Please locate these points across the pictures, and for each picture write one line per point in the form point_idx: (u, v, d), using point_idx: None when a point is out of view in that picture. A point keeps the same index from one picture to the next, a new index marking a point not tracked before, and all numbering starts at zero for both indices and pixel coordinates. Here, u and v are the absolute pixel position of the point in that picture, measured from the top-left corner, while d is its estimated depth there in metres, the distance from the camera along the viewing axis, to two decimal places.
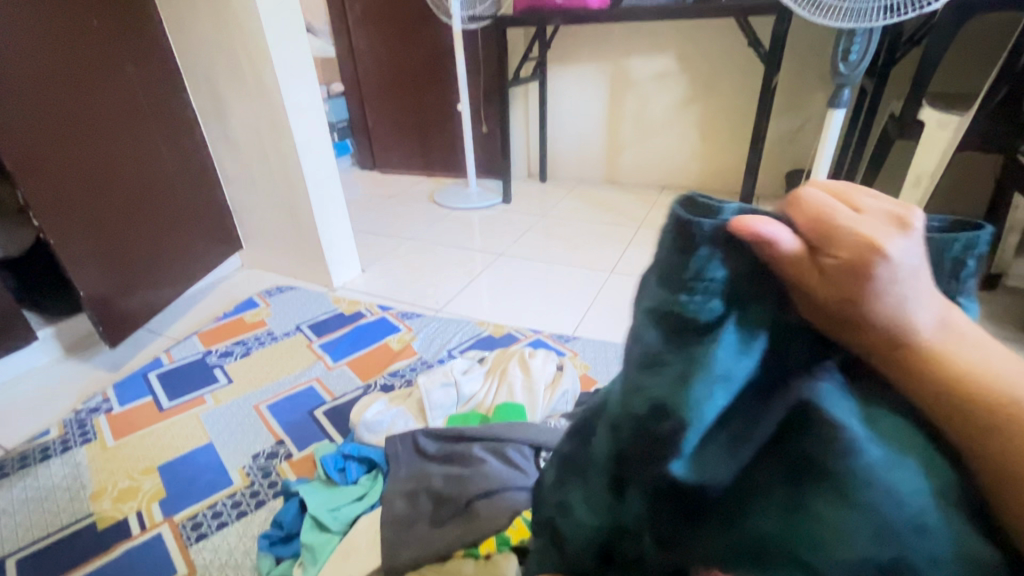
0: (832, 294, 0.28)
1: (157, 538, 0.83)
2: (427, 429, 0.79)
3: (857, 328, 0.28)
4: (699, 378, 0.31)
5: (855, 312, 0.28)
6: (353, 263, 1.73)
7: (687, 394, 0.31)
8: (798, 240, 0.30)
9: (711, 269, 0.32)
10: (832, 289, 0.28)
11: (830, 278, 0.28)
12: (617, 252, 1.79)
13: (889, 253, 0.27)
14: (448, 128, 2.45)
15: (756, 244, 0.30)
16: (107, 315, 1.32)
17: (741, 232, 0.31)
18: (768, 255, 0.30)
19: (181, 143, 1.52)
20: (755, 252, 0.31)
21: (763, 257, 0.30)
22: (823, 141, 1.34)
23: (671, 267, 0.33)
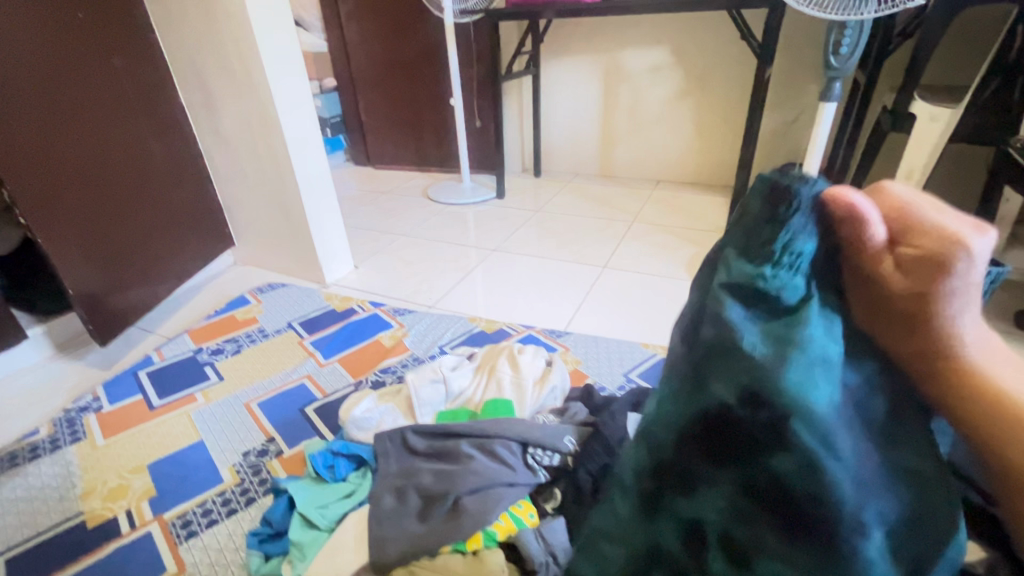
0: (911, 286, 0.29)
1: (147, 536, 0.83)
2: (415, 426, 0.79)
3: (922, 329, 0.30)
4: (801, 359, 0.29)
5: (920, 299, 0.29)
6: (346, 259, 1.73)
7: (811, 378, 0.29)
8: (883, 229, 0.30)
9: (798, 242, 0.31)
10: (915, 284, 0.29)
11: (907, 274, 0.29)
12: (611, 246, 1.79)
13: (975, 251, 0.28)
14: (442, 123, 2.44)
15: (845, 221, 0.31)
16: (97, 313, 1.32)
17: (840, 209, 0.31)
18: (855, 238, 0.31)
19: (169, 140, 1.51)
20: (840, 231, 0.31)
21: (850, 237, 0.31)
22: (815, 135, 1.34)
23: (757, 233, 0.32)
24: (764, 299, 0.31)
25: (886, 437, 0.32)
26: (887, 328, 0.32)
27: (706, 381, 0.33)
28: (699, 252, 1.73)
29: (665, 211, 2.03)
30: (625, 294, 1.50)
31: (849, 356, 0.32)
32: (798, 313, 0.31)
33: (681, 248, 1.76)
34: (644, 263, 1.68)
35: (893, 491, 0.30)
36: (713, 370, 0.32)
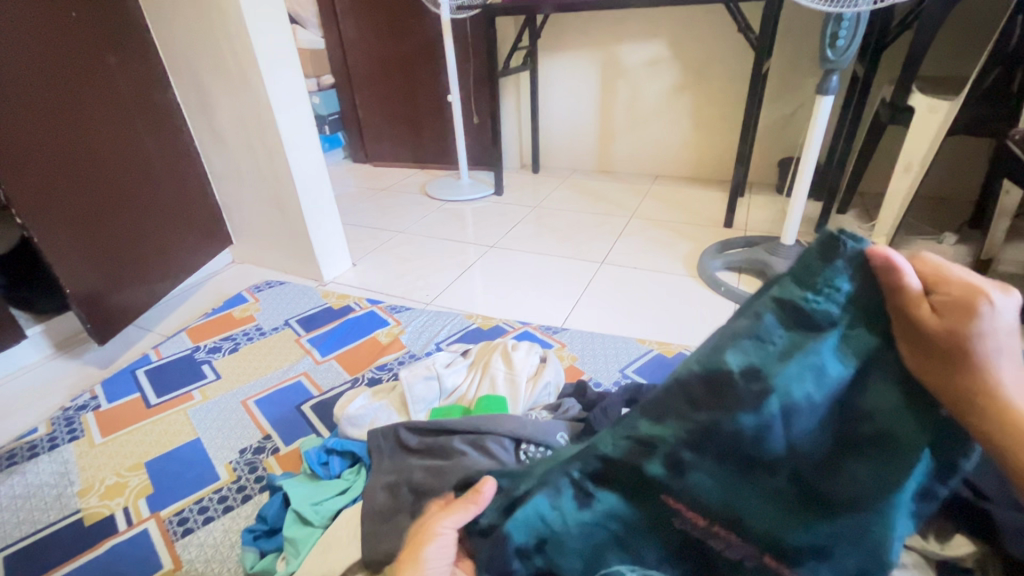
0: (944, 326, 0.33)
1: (143, 533, 0.84)
2: (408, 422, 0.79)
3: (961, 367, 0.33)
4: (800, 358, 0.35)
5: (959, 344, 0.33)
6: (344, 256, 1.73)
7: (802, 379, 0.34)
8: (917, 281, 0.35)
9: (841, 281, 0.35)
10: (949, 323, 0.33)
11: (945, 318, 0.33)
12: (609, 242, 1.79)
13: (992, 299, 0.33)
14: (440, 119, 2.43)
15: (886, 271, 0.35)
16: (95, 312, 1.32)
17: (882, 264, 0.35)
18: (896, 286, 0.35)
19: (165, 138, 1.51)
20: (881, 281, 0.35)
21: (891, 290, 0.35)
22: (812, 128, 1.33)
23: (808, 266, 0.36)
24: (782, 318, 0.36)
25: (852, 448, 0.36)
26: (920, 362, 0.34)
27: (722, 349, 0.37)
28: (696, 247, 1.72)
29: (663, 206, 2.03)
30: (623, 290, 1.49)
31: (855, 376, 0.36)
32: (820, 330, 0.35)
33: (678, 243, 1.76)
34: (642, 258, 1.67)
35: (832, 478, 0.36)
36: (728, 342, 0.37)
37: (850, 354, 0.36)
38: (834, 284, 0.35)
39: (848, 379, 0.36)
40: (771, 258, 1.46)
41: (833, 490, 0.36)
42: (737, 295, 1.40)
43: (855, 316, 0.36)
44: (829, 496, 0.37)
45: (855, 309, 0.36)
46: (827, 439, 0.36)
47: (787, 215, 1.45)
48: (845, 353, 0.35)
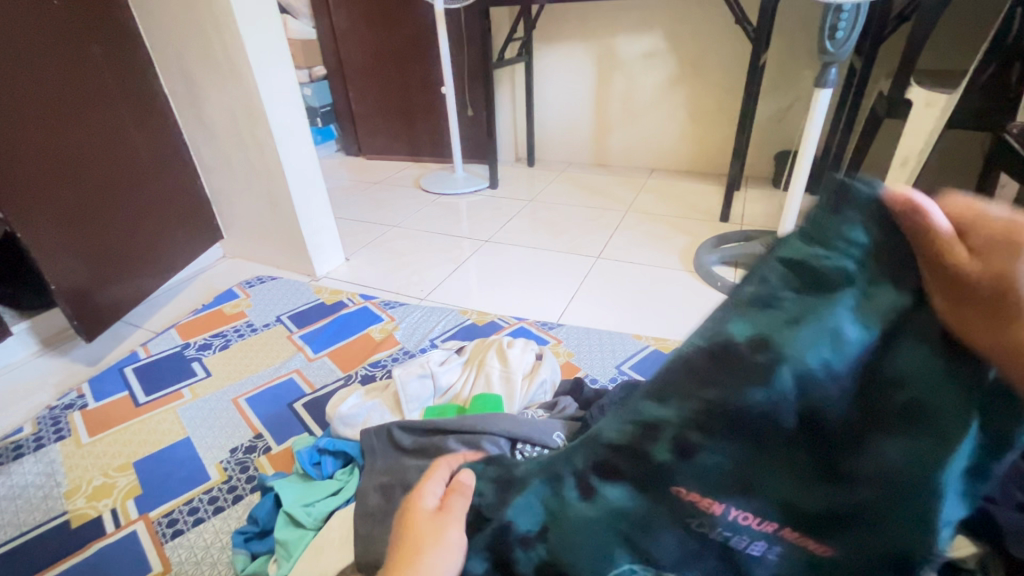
0: (988, 271, 0.23)
1: (132, 535, 0.82)
2: (402, 422, 0.77)
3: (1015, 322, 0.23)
4: (811, 322, 0.27)
5: (1005, 292, 0.23)
6: (337, 251, 1.70)
7: (816, 344, 0.27)
8: (946, 219, 0.25)
9: (854, 228, 0.27)
10: (993, 269, 0.23)
11: (986, 261, 0.24)
12: (605, 236, 1.78)
13: None
14: (434, 111, 2.40)
15: (905, 212, 0.26)
16: (82, 308, 1.29)
17: (905, 205, 0.26)
18: (921, 229, 0.25)
19: (152, 130, 1.48)
20: (902, 222, 0.26)
21: (918, 233, 0.25)
22: (810, 122, 1.32)
23: (818, 212, 0.29)
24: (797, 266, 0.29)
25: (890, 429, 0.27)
26: (956, 313, 0.25)
27: (723, 317, 0.31)
28: (693, 242, 1.71)
29: (659, 200, 2.02)
30: (619, 285, 1.48)
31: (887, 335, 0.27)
32: (839, 284, 0.28)
33: (675, 238, 1.75)
34: (638, 253, 1.66)
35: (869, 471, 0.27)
36: (727, 313, 0.31)
37: (869, 316, 0.27)
38: (850, 229, 0.28)
39: (871, 346, 0.27)
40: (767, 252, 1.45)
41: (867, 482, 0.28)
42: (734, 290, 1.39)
43: (882, 267, 0.27)
44: (860, 495, 0.28)
45: (881, 257, 0.27)
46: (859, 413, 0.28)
47: (784, 209, 1.44)
48: (865, 316, 0.27)
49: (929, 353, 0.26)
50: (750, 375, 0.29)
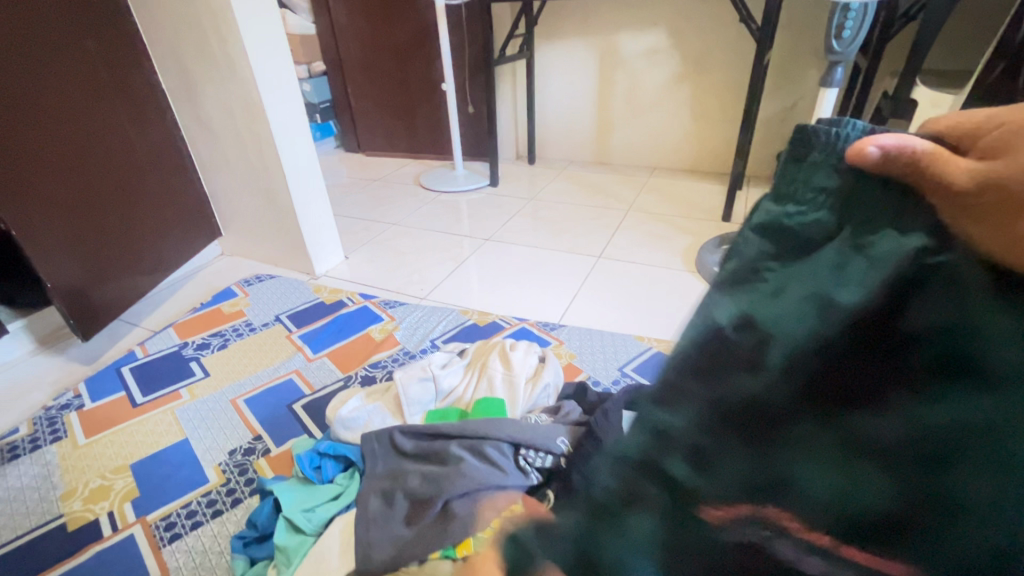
0: (990, 164, 0.21)
1: (129, 539, 0.81)
2: (403, 426, 0.76)
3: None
4: (792, 282, 0.24)
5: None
6: (336, 249, 1.69)
7: (797, 311, 0.22)
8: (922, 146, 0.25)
9: (822, 178, 0.29)
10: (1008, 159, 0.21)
11: (994, 161, 0.21)
12: (607, 235, 1.77)
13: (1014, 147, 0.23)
14: (434, 108, 2.38)
15: (884, 161, 0.26)
16: (77, 305, 1.28)
17: (876, 152, 0.26)
18: (909, 164, 0.25)
19: (148, 126, 1.46)
20: (890, 170, 0.26)
21: (895, 171, 0.26)
22: (815, 122, 1.31)
23: (786, 174, 0.32)
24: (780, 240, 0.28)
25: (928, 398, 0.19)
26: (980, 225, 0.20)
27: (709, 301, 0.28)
28: (695, 241, 1.70)
29: (661, 199, 2.01)
30: (620, 285, 1.47)
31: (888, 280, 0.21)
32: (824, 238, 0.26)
33: (676, 237, 1.74)
34: (639, 253, 1.65)
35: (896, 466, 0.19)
36: (713, 294, 0.29)
37: (863, 282, 0.21)
38: (831, 184, 0.28)
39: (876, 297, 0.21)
40: None
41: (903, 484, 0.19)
42: None
43: (871, 222, 0.25)
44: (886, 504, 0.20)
45: (860, 214, 0.26)
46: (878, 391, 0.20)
47: None
48: (860, 269, 0.22)
49: (944, 299, 0.19)
50: (716, 343, 0.24)
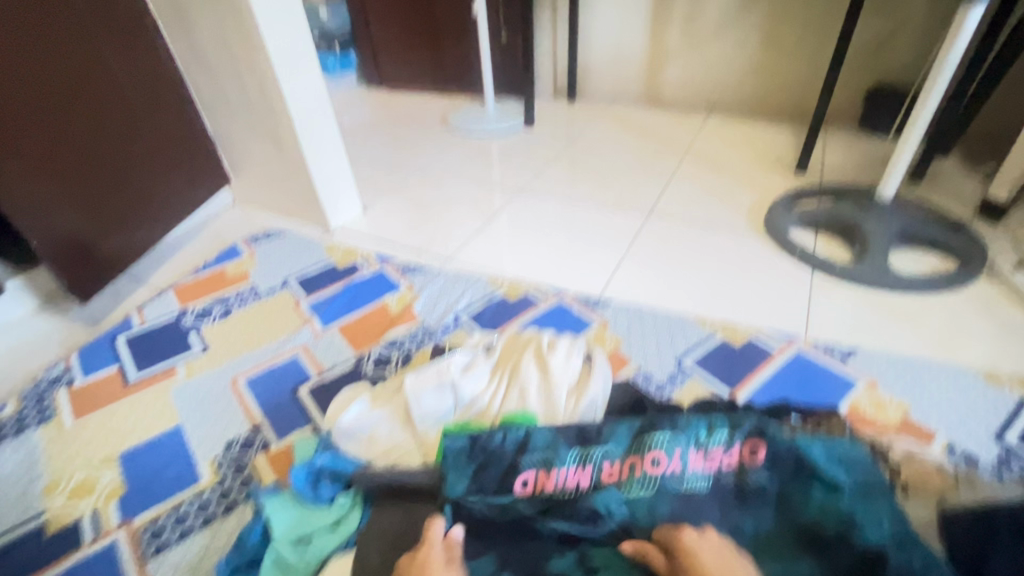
0: None
1: (112, 547, 0.72)
2: (410, 470, 0.62)
3: None
4: (848, 459, 0.56)
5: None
6: (353, 199, 1.52)
7: (849, 464, 0.56)
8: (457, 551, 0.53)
9: (860, 455, 0.56)
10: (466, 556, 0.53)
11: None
12: (658, 188, 1.53)
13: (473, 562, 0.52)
14: (463, 37, 2.10)
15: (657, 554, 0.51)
16: (73, 261, 1.17)
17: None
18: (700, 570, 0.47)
19: (137, 56, 1.25)
20: None
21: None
22: (946, 54, 1.02)
23: (853, 452, 0.57)
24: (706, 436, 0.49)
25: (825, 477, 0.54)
26: None
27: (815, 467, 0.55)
28: (762, 197, 1.45)
29: (722, 144, 1.73)
30: (675, 251, 1.26)
31: (865, 466, 0.56)
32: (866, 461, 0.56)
33: (741, 192, 1.49)
34: (696, 210, 1.42)
35: (800, 477, 0.55)
36: (809, 475, 0.55)
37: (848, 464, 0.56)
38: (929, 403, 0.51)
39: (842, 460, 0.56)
40: (862, 218, 1.20)
41: (804, 479, 0.55)
42: (816, 263, 1.16)
43: (868, 465, 0.56)
44: (785, 462, 0.56)
45: (867, 464, 0.56)
46: (809, 470, 0.55)
47: (887, 166, 1.18)
48: (858, 457, 0.56)
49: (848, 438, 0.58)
50: (825, 478, 0.54)
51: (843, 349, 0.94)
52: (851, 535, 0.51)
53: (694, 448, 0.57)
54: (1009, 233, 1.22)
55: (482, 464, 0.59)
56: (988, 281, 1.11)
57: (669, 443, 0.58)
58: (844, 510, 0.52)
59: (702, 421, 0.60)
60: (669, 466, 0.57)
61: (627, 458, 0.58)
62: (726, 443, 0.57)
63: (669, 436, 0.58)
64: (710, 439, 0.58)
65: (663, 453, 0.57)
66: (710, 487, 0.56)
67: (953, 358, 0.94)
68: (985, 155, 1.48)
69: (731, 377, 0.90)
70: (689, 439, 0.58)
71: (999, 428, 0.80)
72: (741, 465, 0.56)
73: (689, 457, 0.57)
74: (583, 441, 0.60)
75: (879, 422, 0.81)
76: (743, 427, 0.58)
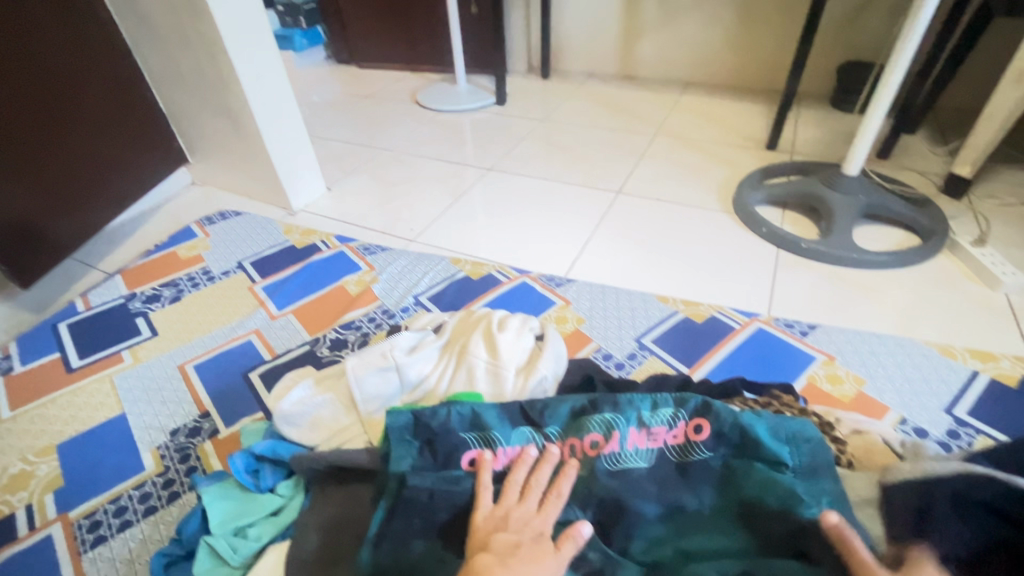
0: None
1: (46, 541, 0.69)
2: (350, 452, 0.59)
3: None
4: (794, 437, 0.55)
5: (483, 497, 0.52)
6: (315, 179, 1.47)
7: (795, 443, 0.55)
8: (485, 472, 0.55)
9: (806, 433, 0.55)
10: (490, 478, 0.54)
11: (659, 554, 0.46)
12: (628, 165, 1.51)
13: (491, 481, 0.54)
14: (432, 10, 2.03)
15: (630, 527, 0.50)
16: (12, 245, 1.11)
17: None
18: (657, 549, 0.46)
19: (75, 26, 1.17)
20: None
21: None
22: (909, 26, 1.00)
23: (800, 430, 0.56)
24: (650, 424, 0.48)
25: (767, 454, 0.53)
26: None
27: (758, 444, 0.54)
28: (732, 175, 1.44)
29: (695, 122, 1.71)
30: (643, 229, 1.24)
31: (808, 444, 0.55)
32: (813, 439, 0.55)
33: (710, 169, 1.47)
34: (666, 188, 1.40)
35: (741, 455, 0.54)
36: (751, 452, 0.54)
37: (792, 442, 0.55)
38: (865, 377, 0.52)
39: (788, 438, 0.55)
40: (827, 194, 1.19)
41: (747, 456, 0.54)
42: (782, 240, 1.15)
43: (815, 443, 0.55)
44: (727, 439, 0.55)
45: (813, 443, 0.55)
46: (752, 447, 0.54)
47: (853, 140, 1.17)
48: (805, 436, 0.55)
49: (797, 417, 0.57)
50: (768, 455, 0.53)
51: (803, 325, 0.94)
52: (791, 509, 0.49)
53: (637, 427, 0.57)
54: (971, 209, 1.22)
55: (423, 445, 0.56)
56: (949, 257, 1.12)
57: (608, 424, 0.57)
58: (785, 484, 0.51)
59: (647, 399, 0.59)
60: (609, 445, 0.56)
61: (567, 440, 0.57)
62: (669, 421, 0.56)
63: (608, 418, 0.57)
64: (654, 416, 0.57)
65: (603, 434, 0.56)
66: (651, 464, 0.55)
67: (912, 333, 0.94)
68: (952, 131, 1.48)
69: (692, 355, 0.89)
70: (633, 417, 0.57)
71: (951, 401, 0.81)
72: (686, 443, 0.55)
73: (631, 436, 0.56)
74: (527, 420, 0.59)
75: (834, 397, 0.81)
76: (689, 404, 0.58)
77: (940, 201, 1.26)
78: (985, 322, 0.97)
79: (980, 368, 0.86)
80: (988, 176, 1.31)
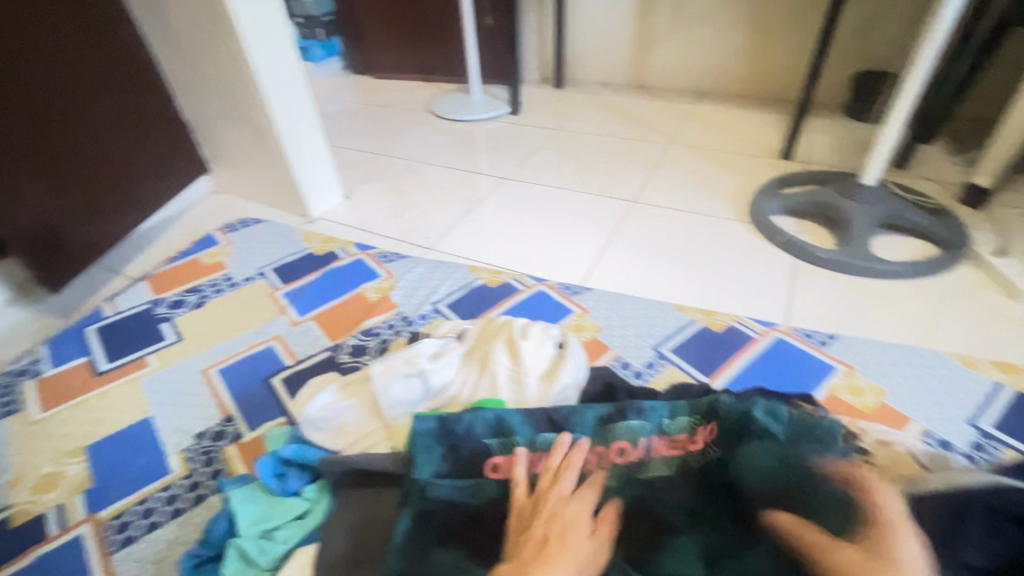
0: None
1: (76, 540, 0.71)
2: (376, 456, 0.60)
3: None
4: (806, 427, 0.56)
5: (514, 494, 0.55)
6: (333, 187, 1.49)
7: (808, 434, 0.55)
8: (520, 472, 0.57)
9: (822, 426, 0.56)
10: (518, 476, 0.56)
11: None
12: (643, 174, 1.52)
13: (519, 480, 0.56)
14: (447, 22, 2.06)
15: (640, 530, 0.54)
16: (41, 250, 1.14)
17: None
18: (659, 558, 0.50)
19: (103, 38, 1.20)
20: None
21: None
22: (928, 37, 1.00)
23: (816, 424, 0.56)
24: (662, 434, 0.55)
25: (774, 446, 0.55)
26: None
27: (766, 437, 0.56)
28: (747, 184, 1.44)
29: (708, 131, 1.72)
30: (659, 238, 1.25)
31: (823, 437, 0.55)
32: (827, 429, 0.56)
33: (725, 179, 1.47)
34: (681, 197, 1.41)
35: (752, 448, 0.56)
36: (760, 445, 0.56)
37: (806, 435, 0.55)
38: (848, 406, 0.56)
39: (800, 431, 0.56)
40: (845, 203, 1.19)
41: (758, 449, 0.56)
42: (798, 249, 1.15)
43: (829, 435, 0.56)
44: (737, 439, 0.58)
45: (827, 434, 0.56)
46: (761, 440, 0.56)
47: (870, 150, 1.17)
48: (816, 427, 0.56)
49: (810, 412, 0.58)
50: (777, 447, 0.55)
51: (822, 335, 0.94)
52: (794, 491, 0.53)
53: (659, 435, 0.60)
54: (991, 219, 1.21)
55: (448, 449, 0.58)
56: (969, 267, 1.11)
57: (632, 432, 0.60)
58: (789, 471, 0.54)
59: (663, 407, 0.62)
60: (634, 453, 0.59)
61: (597, 448, 0.59)
62: (687, 428, 0.60)
63: (632, 425, 0.60)
64: (672, 425, 0.61)
65: (628, 442, 0.59)
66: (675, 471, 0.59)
67: (932, 344, 0.94)
68: (970, 141, 1.47)
69: (711, 364, 0.89)
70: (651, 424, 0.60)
71: (975, 414, 0.80)
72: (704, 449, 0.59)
73: (654, 444, 0.59)
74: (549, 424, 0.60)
75: (856, 408, 0.81)
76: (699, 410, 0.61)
77: (958, 211, 1.25)
78: (1008, 333, 0.96)
79: (1003, 380, 0.86)
80: (1008, 186, 1.30)
